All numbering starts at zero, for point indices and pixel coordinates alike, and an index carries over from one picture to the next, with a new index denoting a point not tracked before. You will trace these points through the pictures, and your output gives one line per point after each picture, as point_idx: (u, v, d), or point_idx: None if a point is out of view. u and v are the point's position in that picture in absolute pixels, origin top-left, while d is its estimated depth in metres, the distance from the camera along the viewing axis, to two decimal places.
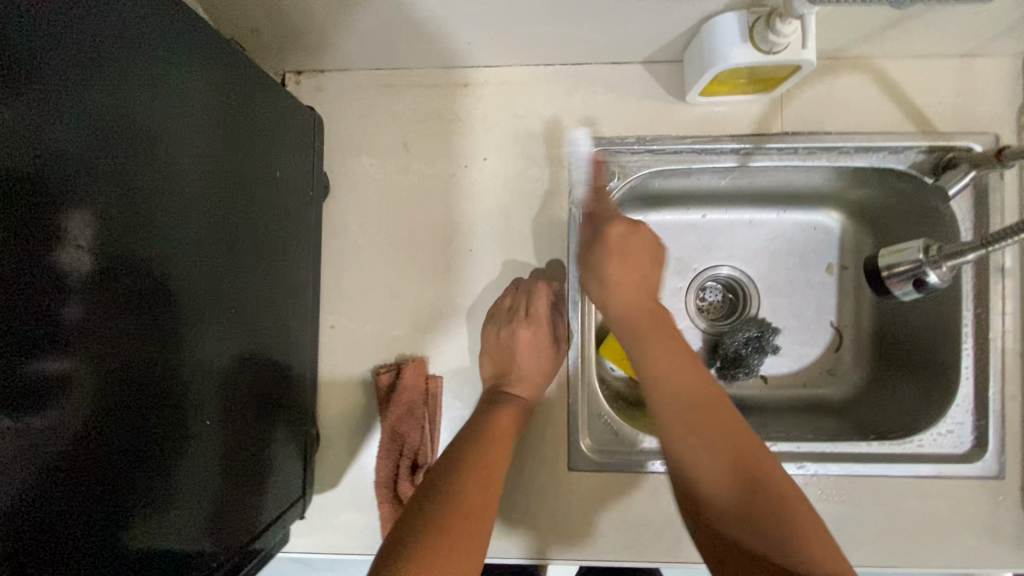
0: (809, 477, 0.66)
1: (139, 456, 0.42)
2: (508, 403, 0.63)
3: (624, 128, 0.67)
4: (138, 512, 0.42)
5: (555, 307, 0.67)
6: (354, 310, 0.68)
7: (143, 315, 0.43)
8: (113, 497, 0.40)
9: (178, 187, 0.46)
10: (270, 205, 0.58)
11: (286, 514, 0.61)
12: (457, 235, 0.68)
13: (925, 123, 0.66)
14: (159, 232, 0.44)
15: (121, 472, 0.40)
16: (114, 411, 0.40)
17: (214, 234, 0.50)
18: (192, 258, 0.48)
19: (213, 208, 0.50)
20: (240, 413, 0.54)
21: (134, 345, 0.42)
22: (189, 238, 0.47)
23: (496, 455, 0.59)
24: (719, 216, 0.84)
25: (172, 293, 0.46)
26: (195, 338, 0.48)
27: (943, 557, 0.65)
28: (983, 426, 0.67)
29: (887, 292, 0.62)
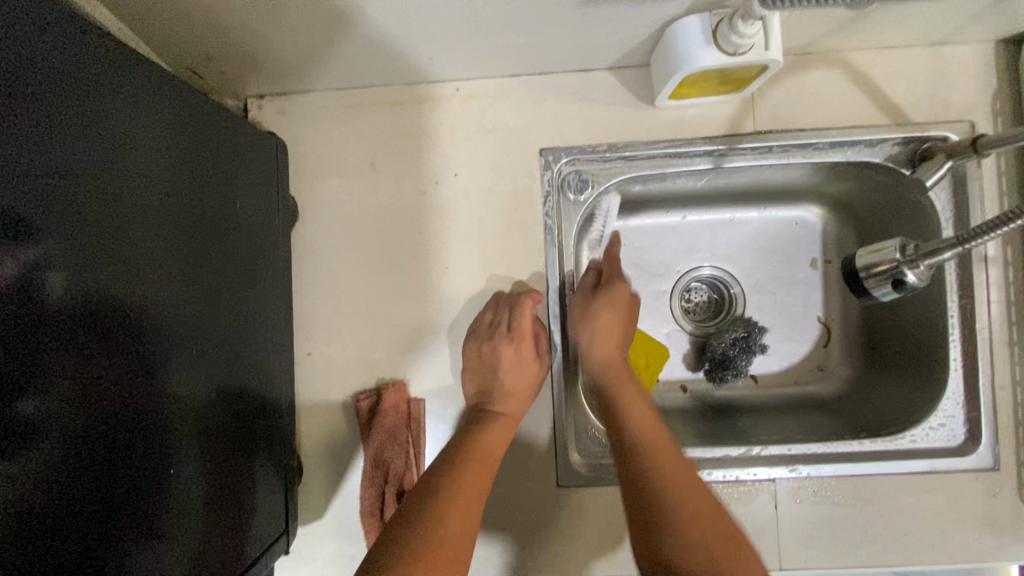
0: (802, 480, 0.65)
1: (115, 506, 0.41)
2: (494, 421, 0.61)
3: (594, 135, 0.66)
4: (119, 563, 0.41)
5: (537, 320, 0.66)
6: (331, 336, 0.67)
7: (114, 359, 0.41)
8: (91, 550, 0.38)
9: (142, 223, 0.45)
10: (238, 236, 0.57)
11: (271, 549, 0.59)
12: (431, 253, 0.66)
13: (899, 114, 0.65)
14: (127, 271, 0.43)
15: (97, 524, 0.39)
16: (88, 461, 0.39)
17: (183, 268, 0.49)
18: (164, 294, 0.47)
19: (182, 241, 0.49)
20: (220, 450, 0.53)
21: (106, 391, 0.40)
22: (157, 275, 0.46)
23: (477, 476, 0.57)
24: (699, 216, 0.84)
25: (142, 333, 0.44)
26: (172, 374, 0.47)
27: (942, 553, 0.64)
28: (976, 418, 0.65)
29: (863, 295, 0.61)
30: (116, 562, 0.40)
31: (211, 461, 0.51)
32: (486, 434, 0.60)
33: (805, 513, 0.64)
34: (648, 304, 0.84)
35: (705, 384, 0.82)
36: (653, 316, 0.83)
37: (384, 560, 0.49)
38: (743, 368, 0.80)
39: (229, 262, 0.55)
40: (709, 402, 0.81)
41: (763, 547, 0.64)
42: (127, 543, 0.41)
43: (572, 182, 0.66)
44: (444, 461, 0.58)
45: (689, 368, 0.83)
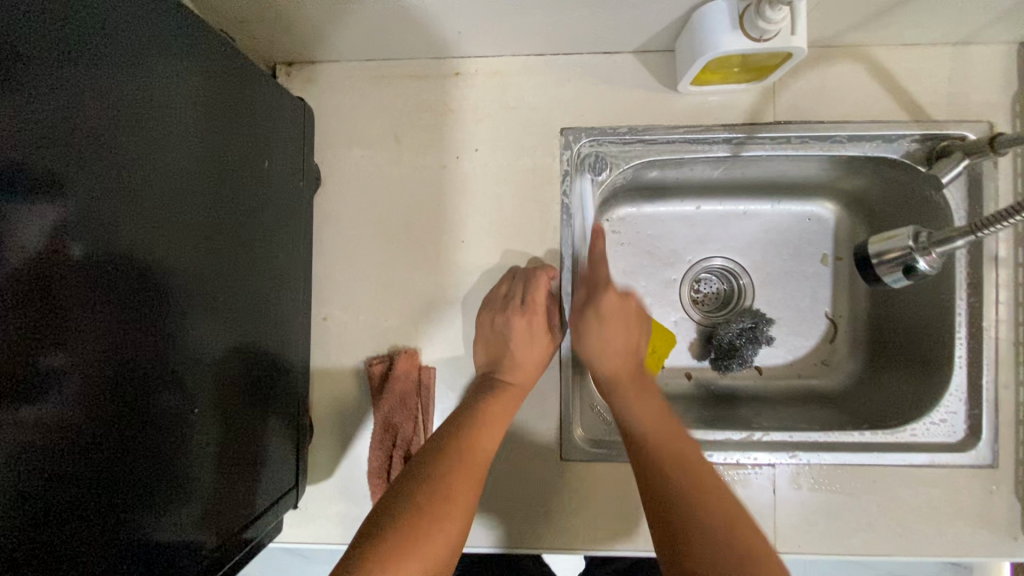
0: (801, 467, 0.66)
1: (129, 462, 0.42)
2: (502, 390, 0.63)
3: (615, 117, 0.66)
4: (130, 508, 0.42)
5: (550, 295, 0.66)
6: (346, 302, 0.68)
7: (132, 320, 0.42)
8: (104, 498, 0.40)
9: (164, 188, 0.45)
10: (257, 201, 0.57)
11: (280, 503, 0.61)
12: (449, 227, 0.67)
13: (918, 111, 0.66)
14: (147, 234, 0.44)
15: (112, 478, 0.40)
16: (102, 416, 0.40)
17: (203, 234, 0.50)
18: (184, 251, 0.48)
19: (203, 201, 0.50)
20: (233, 415, 0.54)
21: (123, 350, 0.41)
22: (177, 240, 0.47)
23: (483, 438, 0.59)
24: (713, 207, 0.85)
25: (161, 294, 0.45)
26: (188, 330, 0.48)
27: (935, 545, 0.65)
28: (977, 415, 0.66)
29: (876, 282, 0.61)
30: (131, 516, 0.42)
31: (225, 421, 0.53)
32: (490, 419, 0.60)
33: (802, 499, 0.66)
34: (657, 291, 0.85)
35: (709, 372, 0.83)
36: (662, 303, 0.85)
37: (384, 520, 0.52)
38: (748, 357, 0.81)
39: (249, 228, 0.56)
40: (712, 390, 0.83)
41: (760, 530, 0.65)
42: (139, 493, 0.43)
43: (591, 164, 0.67)
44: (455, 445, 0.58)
45: (695, 357, 0.84)
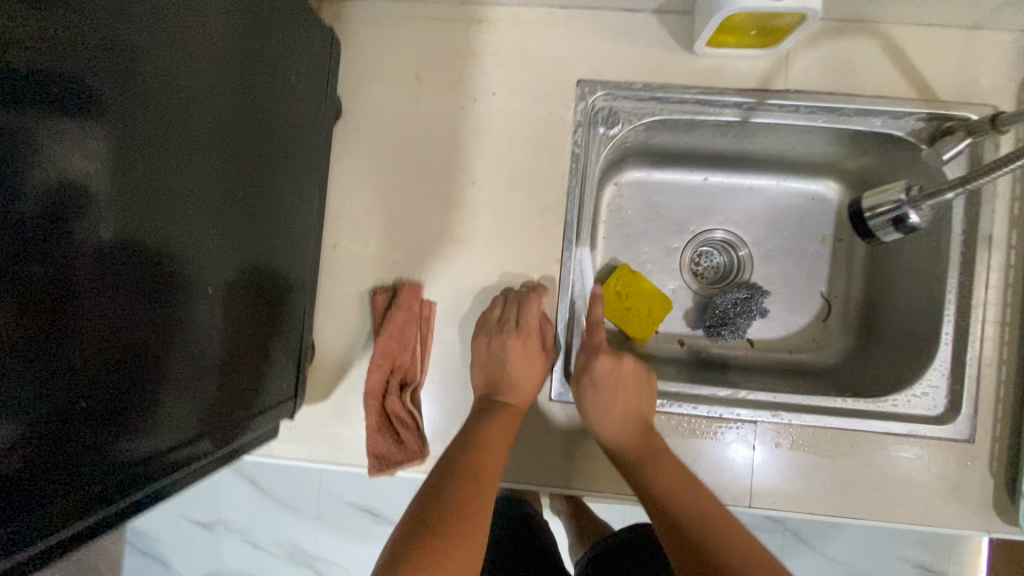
0: (782, 426, 0.68)
1: (133, 366, 0.45)
2: (499, 413, 0.66)
3: (631, 73, 0.68)
4: (131, 397, 0.45)
5: (544, 315, 0.69)
6: (356, 233, 0.71)
7: (144, 233, 0.44)
8: (107, 383, 0.42)
9: (185, 108, 0.47)
10: (273, 124, 0.59)
11: (277, 412, 0.64)
12: (461, 168, 0.69)
13: (927, 90, 0.67)
14: (166, 152, 0.46)
15: (117, 379, 0.43)
16: (111, 320, 0.42)
17: (219, 157, 0.51)
18: (201, 163, 0.49)
19: (223, 117, 0.51)
20: (234, 332, 0.56)
21: (133, 260, 0.44)
22: (194, 160, 0.49)
23: (495, 456, 0.63)
24: (720, 180, 0.86)
25: (174, 210, 0.47)
26: (197, 240, 0.50)
27: (905, 513, 0.67)
28: (958, 391, 0.67)
29: (870, 236, 0.63)
30: (127, 406, 0.44)
31: (227, 335, 0.55)
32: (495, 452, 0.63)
33: (781, 458, 0.68)
34: (659, 257, 0.86)
35: (702, 340, 0.85)
36: (662, 269, 0.86)
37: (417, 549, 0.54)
38: (741, 328, 0.83)
39: (264, 153, 0.58)
40: (704, 357, 0.84)
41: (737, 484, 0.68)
42: (139, 385, 0.45)
43: (603, 117, 0.69)
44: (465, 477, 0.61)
45: (689, 325, 0.86)
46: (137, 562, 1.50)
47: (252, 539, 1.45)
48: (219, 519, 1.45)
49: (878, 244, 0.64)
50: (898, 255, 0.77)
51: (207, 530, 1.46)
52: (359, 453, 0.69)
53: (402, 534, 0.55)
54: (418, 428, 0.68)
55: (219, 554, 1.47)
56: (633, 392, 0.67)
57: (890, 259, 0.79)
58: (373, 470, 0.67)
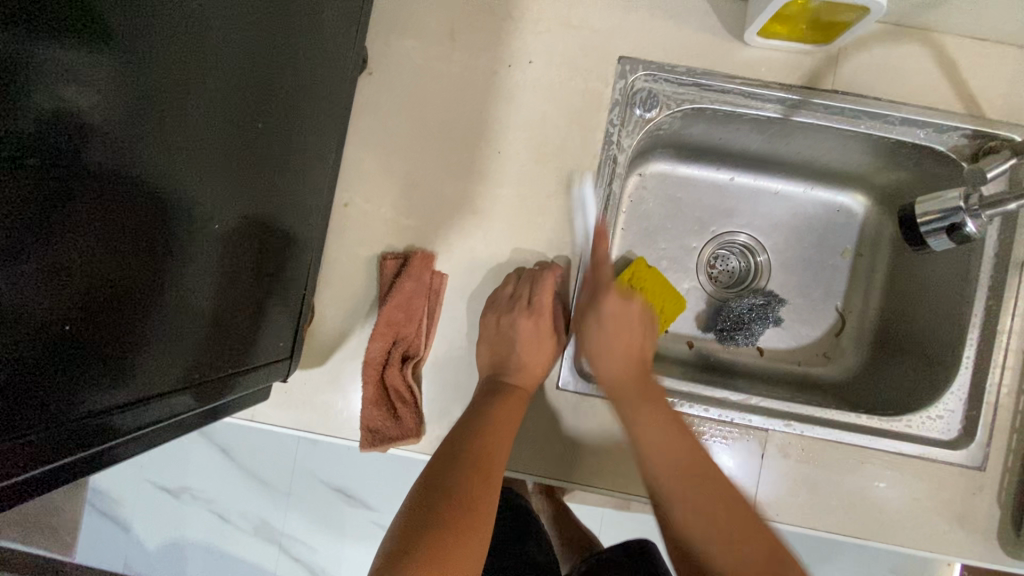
0: (793, 436, 0.66)
1: (113, 312, 0.41)
2: (506, 395, 0.63)
3: (675, 56, 0.65)
4: (111, 340, 0.41)
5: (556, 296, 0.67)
6: (370, 193, 0.67)
7: (145, 171, 0.41)
8: (85, 320, 0.39)
9: (202, 37, 0.43)
10: (296, 64, 0.54)
11: (270, 371, 0.60)
12: (488, 136, 0.66)
13: (975, 106, 0.65)
14: (173, 81, 0.41)
15: (93, 324, 0.39)
16: (93, 259, 0.38)
17: (232, 95, 0.47)
18: (214, 96, 0.45)
19: (245, 48, 0.47)
20: (231, 284, 0.52)
21: (125, 196, 0.39)
22: (203, 94, 0.44)
23: (495, 442, 0.60)
24: (747, 182, 0.84)
25: (177, 146, 0.43)
26: (202, 180, 0.46)
27: (909, 536, 0.65)
28: (974, 416, 0.66)
29: (920, 245, 0.62)
30: (106, 349, 0.41)
31: (223, 286, 0.51)
32: (500, 443, 0.61)
33: (788, 470, 0.65)
34: (676, 254, 0.84)
35: (712, 343, 0.83)
36: (678, 267, 0.84)
37: (420, 535, 0.54)
38: (755, 334, 0.80)
39: (283, 97, 0.53)
40: (712, 361, 0.82)
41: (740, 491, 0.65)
42: (121, 328, 0.42)
43: (642, 98, 0.66)
44: (468, 467, 0.59)
45: (700, 327, 0.84)
46: (95, 524, 1.44)
47: (219, 510, 1.40)
48: (186, 487, 1.40)
49: (926, 252, 0.63)
50: (922, 274, 0.75)
51: (173, 497, 1.41)
52: (352, 425, 0.66)
53: (409, 518, 0.56)
54: (417, 405, 0.65)
55: (184, 523, 1.42)
56: (643, 404, 0.62)
57: (912, 279, 0.77)
58: (365, 444, 0.63)
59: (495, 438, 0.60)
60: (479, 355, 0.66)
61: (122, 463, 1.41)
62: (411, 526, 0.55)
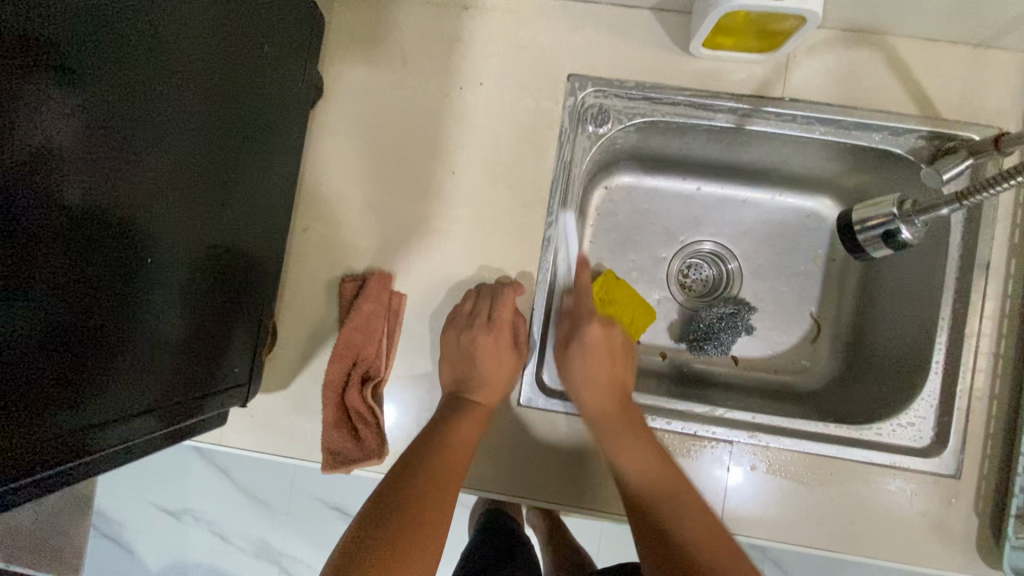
0: (759, 448, 0.64)
1: (79, 342, 0.42)
2: (468, 411, 0.63)
3: (624, 71, 0.66)
4: (74, 369, 0.42)
5: (516, 312, 0.66)
6: (330, 216, 0.68)
7: (107, 208, 0.43)
8: (48, 349, 0.40)
9: (161, 84, 0.45)
10: (252, 96, 0.56)
11: (230, 395, 0.60)
12: (442, 157, 0.67)
13: (930, 108, 0.65)
14: (129, 120, 0.43)
15: (52, 349, 0.40)
16: (57, 291, 0.40)
17: (194, 134, 0.49)
18: (176, 135, 0.48)
19: (206, 91, 0.50)
20: (192, 309, 0.53)
21: (81, 224, 0.41)
22: (161, 133, 0.46)
23: (449, 460, 0.60)
24: (713, 190, 0.84)
25: (140, 183, 0.45)
26: (163, 213, 0.48)
27: (882, 548, 0.63)
28: (946, 422, 0.64)
29: (859, 251, 0.62)
30: (71, 376, 0.42)
31: (185, 311, 0.53)
32: (457, 457, 0.61)
33: (755, 482, 0.64)
34: (645, 265, 0.84)
35: (685, 354, 0.82)
36: (648, 278, 0.83)
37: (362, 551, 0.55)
38: (727, 343, 0.80)
39: (242, 132, 0.55)
40: (685, 372, 0.81)
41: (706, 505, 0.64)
42: (85, 357, 0.43)
43: (592, 115, 0.67)
44: (426, 482, 0.59)
45: (673, 338, 0.83)
46: (101, 547, 1.47)
47: (219, 531, 1.42)
48: (186, 509, 1.42)
49: (867, 261, 0.63)
50: (894, 277, 0.74)
51: (174, 519, 1.43)
52: (316, 447, 0.66)
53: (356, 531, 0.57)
54: (379, 425, 0.64)
55: (186, 543, 1.44)
56: (629, 436, 0.62)
57: (884, 281, 0.76)
58: (327, 466, 0.63)
59: (454, 451, 0.61)
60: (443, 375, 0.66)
61: (124, 486, 1.44)
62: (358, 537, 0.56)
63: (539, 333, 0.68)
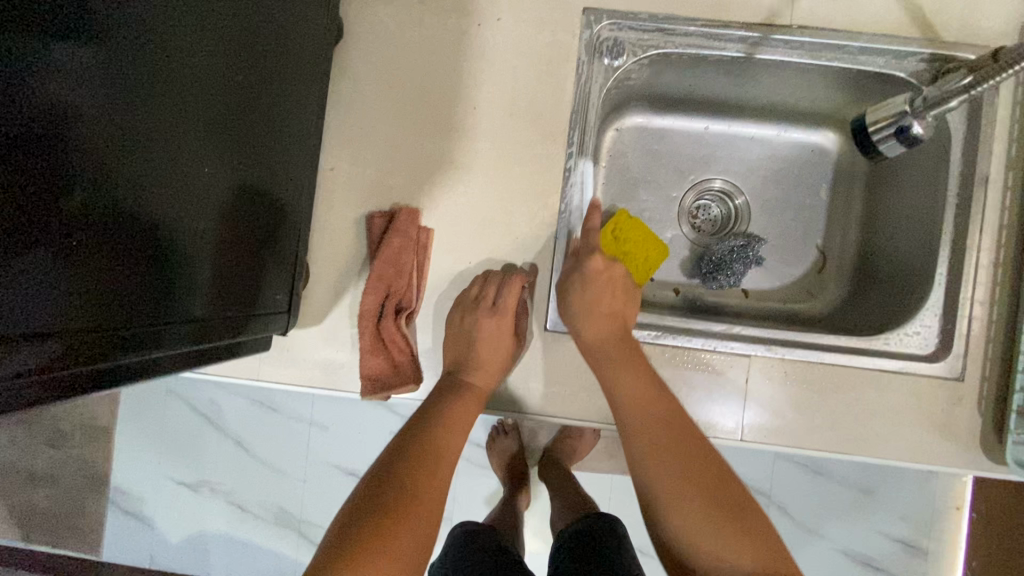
0: (777, 360, 0.68)
1: (124, 275, 0.44)
2: (465, 393, 0.68)
3: (638, 3, 0.68)
4: (120, 303, 0.44)
5: (522, 302, 0.69)
6: (355, 156, 0.69)
7: (138, 148, 0.43)
8: (96, 284, 0.42)
9: (181, 20, 0.45)
10: (269, 30, 0.55)
11: (272, 323, 0.63)
12: (463, 93, 0.69)
13: (931, 30, 0.67)
14: (152, 57, 0.43)
15: (95, 251, 0.41)
16: (99, 227, 0.41)
17: (217, 73, 0.49)
18: (199, 73, 0.47)
19: (224, 26, 0.49)
20: (228, 232, 0.55)
21: (115, 162, 0.42)
22: (184, 70, 0.46)
23: (445, 439, 0.67)
24: (722, 129, 0.86)
25: (167, 123, 0.45)
26: (192, 151, 0.48)
27: (894, 448, 0.67)
28: (951, 329, 0.68)
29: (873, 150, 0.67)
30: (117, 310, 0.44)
31: (221, 247, 0.54)
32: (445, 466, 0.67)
33: (773, 392, 0.68)
34: (657, 205, 0.86)
35: (698, 288, 0.85)
36: (661, 216, 0.86)
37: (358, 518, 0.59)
38: (737, 274, 0.83)
39: (263, 69, 0.55)
40: (698, 305, 0.84)
41: (727, 417, 0.68)
42: (130, 291, 0.45)
43: (608, 47, 0.69)
44: (432, 460, 0.66)
45: (684, 273, 0.86)
46: (113, 525, 1.41)
47: (237, 500, 1.39)
48: (204, 480, 1.39)
49: (876, 161, 0.69)
50: (897, 201, 0.78)
51: (193, 491, 1.40)
52: (353, 377, 0.69)
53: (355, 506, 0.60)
54: (413, 353, 0.68)
55: (204, 516, 1.40)
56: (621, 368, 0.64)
57: (889, 207, 0.79)
58: (366, 392, 0.66)
59: (449, 426, 0.67)
60: (449, 339, 0.69)
61: (137, 460, 1.40)
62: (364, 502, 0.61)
63: (567, 268, 0.70)
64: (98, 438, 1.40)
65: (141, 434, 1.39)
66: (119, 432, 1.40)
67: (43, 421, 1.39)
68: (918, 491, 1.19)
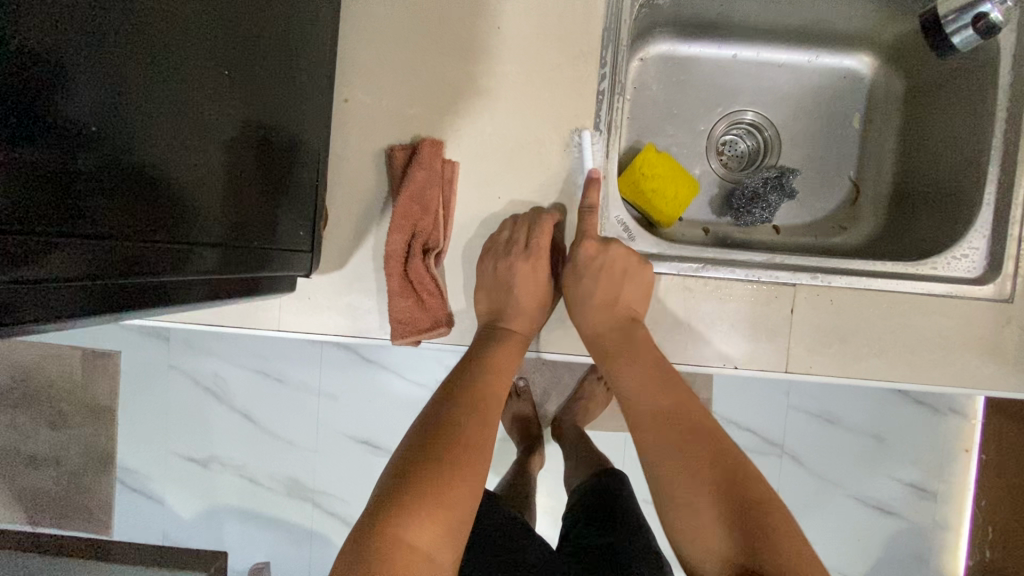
0: (823, 288, 0.65)
1: (133, 213, 0.40)
2: (506, 339, 0.68)
3: None
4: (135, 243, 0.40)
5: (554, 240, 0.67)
6: (371, 85, 0.64)
7: (135, 66, 0.38)
8: (104, 223, 0.38)
9: None
10: None
11: (294, 262, 0.59)
12: (485, 11, 0.64)
13: None
14: None
15: (98, 154, 0.37)
16: (99, 157, 0.37)
17: None
18: None
19: None
20: (248, 156, 0.50)
21: (109, 83, 0.37)
22: None
23: (494, 390, 0.67)
24: (750, 56, 0.82)
25: (165, 40, 0.40)
26: (196, 74, 0.43)
27: (944, 374, 0.65)
28: (999, 249, 0.66)
29: (945, 46, 0.62)
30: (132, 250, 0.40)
31: (238, 184, 0.49)
32: (489, 421, 0.66)
33: (819, 323, 0.65)
34: (685, 139, 0.82)
35: (728, 227, 0.82)
36: (688, 151, 0.82)
37: (417, 469, 0.60)
38: (773, 205, 0.79)
39: None
40: (729, 243, 0.81)
41: (772, 349, 0.65)
42: (145, 230, 0.41)
43: None
44: (474, 423, 0.64)
45: (713, 212, 0.83)
46: (120, 504, 1.34)
47: (249, 474, 1.32)
48: (213, 455, 1.32)
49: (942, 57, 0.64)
50: (937, 123, 0.75)
51: (201, 468, 1.32)
52: (381, 324, 0.65)
53: (406, 454, 0.62)
54: (443, 295, 0.65)
55: (215, 490, 1.32)
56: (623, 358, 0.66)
57: (927, 129, 0.76)
58: (397, 336, 0.63)
59: (498, 374, 0.67)
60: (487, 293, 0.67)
61: (142, 436, 1.32)
62: (394, 483, 0.59)
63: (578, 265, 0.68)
64: (97, 415, 1.32)
65: (142, 411, 1.31)
66: (119, 409, 1.32)
67: (40, 401, 1.32)
68: (929, 435, 1.18)
